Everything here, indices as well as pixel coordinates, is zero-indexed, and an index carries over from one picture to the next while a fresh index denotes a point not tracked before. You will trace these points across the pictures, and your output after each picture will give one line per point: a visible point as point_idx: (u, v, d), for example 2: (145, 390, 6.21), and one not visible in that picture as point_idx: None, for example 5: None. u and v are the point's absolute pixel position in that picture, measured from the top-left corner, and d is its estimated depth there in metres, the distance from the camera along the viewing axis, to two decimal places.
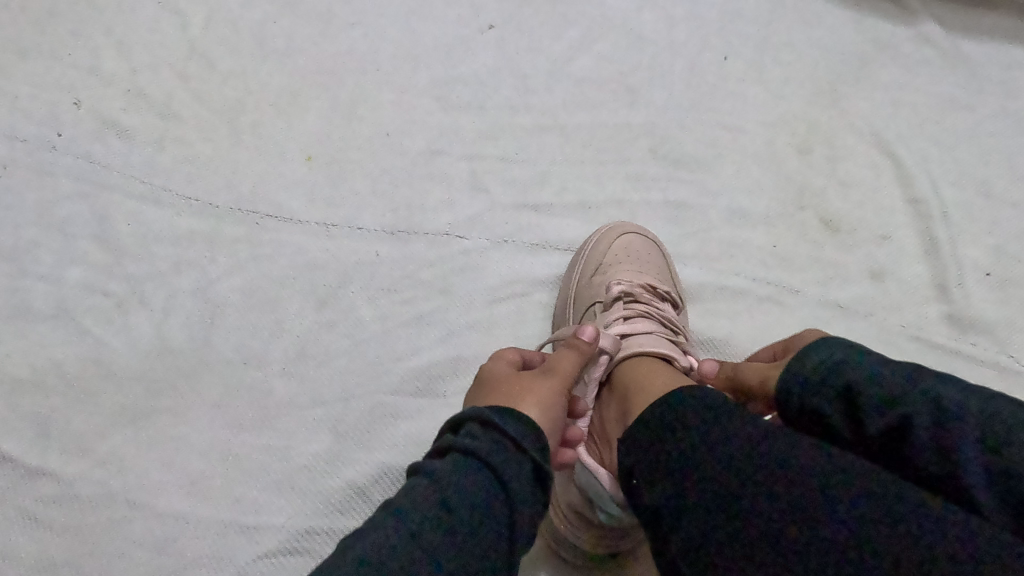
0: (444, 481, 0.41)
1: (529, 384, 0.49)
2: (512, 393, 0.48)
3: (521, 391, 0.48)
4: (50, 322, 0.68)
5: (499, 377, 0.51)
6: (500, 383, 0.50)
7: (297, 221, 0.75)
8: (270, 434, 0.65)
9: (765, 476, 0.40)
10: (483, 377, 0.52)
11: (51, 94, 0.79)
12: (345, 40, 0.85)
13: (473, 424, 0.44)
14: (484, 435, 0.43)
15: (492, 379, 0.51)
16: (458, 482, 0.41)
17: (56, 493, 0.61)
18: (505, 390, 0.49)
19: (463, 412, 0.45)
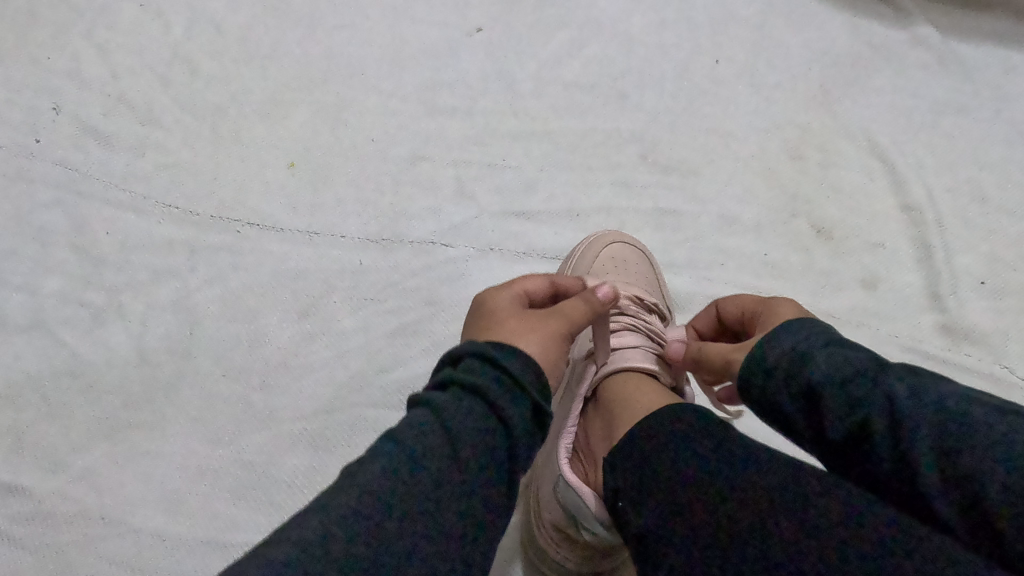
0: (446, 417, 0.37)
1: (533, 322, 0.45)
2: (513, 329, 0.44)
3: (523, 330, 0.44)
4: (25, 334, 0.67)
5: (500, 312, 0.47)
6: (500, 318, 0.46)
7: (280, 229, 0.73)
8: (249, 448, 0.63)
9: (749, 500, 0.39)
10: (485, 308, 0.48)
11: (29, 99, 0.77)
12: (329, 43, 0.83)
13: (472, 359, 0.40)
14: (485, 371, 0.39)
15: (492, 314, 0.47)
16: (461, 418, 0.37)
17: (29, 510, 0.59)
18: (505, 326, 0.45)
19: (460, 347, 0.41)
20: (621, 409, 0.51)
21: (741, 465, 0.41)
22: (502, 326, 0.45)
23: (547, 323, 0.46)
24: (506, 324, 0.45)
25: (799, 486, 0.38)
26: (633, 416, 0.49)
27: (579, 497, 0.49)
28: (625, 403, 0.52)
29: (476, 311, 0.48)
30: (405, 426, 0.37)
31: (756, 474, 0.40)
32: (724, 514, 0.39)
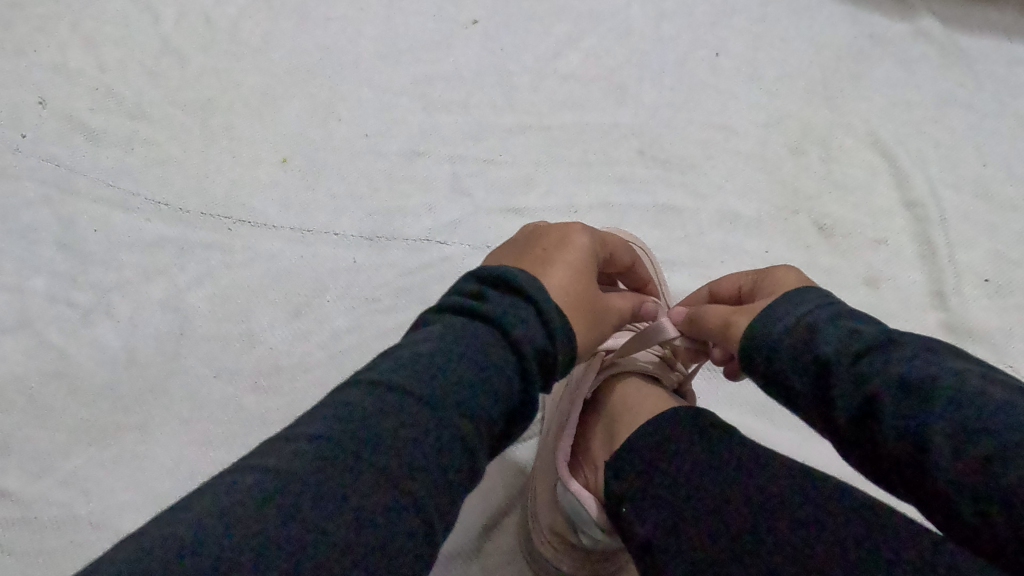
0: (464, 350, 0.38)
1: (575, 272, 0.46)
2: (552, 269, 0.45)
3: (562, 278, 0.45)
4: (11, 334, 0.65)
5: (556, 251, 0.47)
6: (553, 254, 0.46)
7: (271, 226, 0.72)
8: (241, 451, 0.62)
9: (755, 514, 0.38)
10: (556, 240, 0.48)
11: (15, 93, 0.76)
12: (322, 36, 0.81)
13: (517, 299, 0.40)
14: (524, 316, 0.40)
15: (552, 247, 0.47)
16: (476, 354, 0.38)
17: (15, 515, 0.58)
18: (551, 265, 0.45)
19: (508, 280, 0.41)
20: (623, 412, 0.50)
21: (746, 478, 0.40)
22: (547, 263, 0.45)
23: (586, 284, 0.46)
24: (553, 262, 0.46)
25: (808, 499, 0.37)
26: (636, 418, 0.48)
27: (578, 502, 0.48)
28: (627, 405, 0.50)
29: (544, 236, 0.49)
30: (423, 341, 0.39)
31: (761, 487, 0.39)
32: (731, 528, 0.38)
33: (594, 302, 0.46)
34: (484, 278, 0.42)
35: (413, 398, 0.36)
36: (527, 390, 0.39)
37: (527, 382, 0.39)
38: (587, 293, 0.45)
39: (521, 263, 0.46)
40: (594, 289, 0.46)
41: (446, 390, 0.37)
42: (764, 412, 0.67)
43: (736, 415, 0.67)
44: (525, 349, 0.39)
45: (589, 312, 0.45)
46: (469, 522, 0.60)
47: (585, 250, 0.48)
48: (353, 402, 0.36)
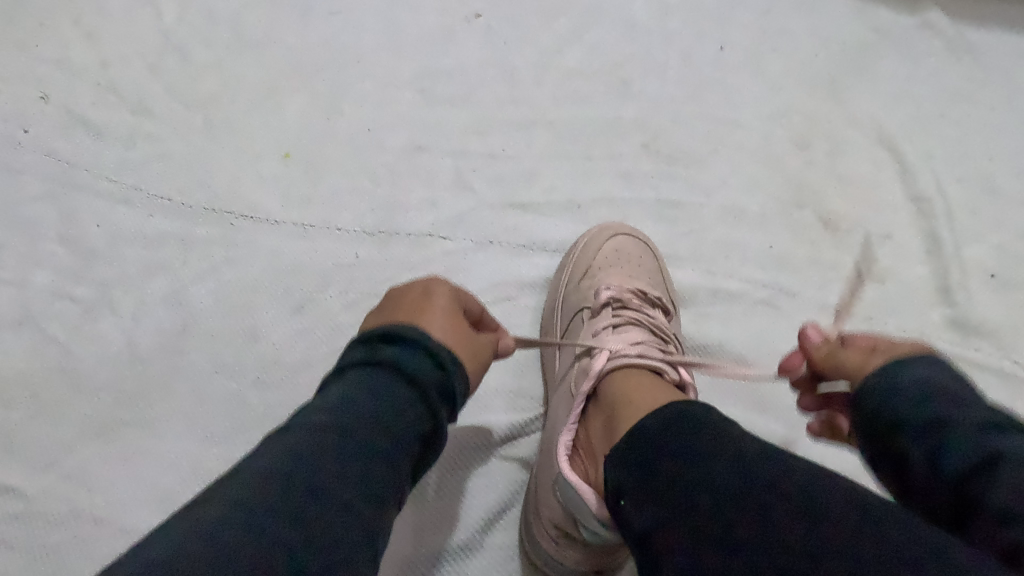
0: (376, 391, 0.41)
1: (449, 319, 0.49)
2: (432, 320, 0.48)
3: (443, 324, 0.48)
4: (14, 330, 0.65)
5: (426, 303, 0.50)
6: (424, 306, 0.49)
7: (273, 222, 0.72)
8: (244, 446, 0.62)
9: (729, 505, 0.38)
10: (420, 293, 0.51)
11: (18, 88, 0.75)
12: (325, 30, 0.81)
13: (409, 346, 0.44)
14: (420, 360, 0.44)
15: (424, 300, 0.50)
16: (391, 393, 0.41)
17: (17, 509, 0.58)
18: (429, 318, 0.48)
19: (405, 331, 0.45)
20: (621, 405, 0.50)
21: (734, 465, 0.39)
22: (420, 315, 0.48)
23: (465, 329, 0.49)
24: (427, 313, 0.49)
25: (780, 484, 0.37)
26: (634, 412, 0.48)
27: (581, 498, 0.48)
28: (626, 398, 0.50)
29: (404, 291, 0.52)
30: (336, 391, 0.42)
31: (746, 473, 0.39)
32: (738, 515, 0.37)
33: (475, 341, 0.49)
34: (372, 337, 0.45)
35: (352, 437, 0.38)
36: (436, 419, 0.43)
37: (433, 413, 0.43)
38: (468, 338, 0.49)
39: (395, 318, 0.48)
40: (467, 329, 0.50)
41: (383, 428, 0.40)
42: (767, 408, 0.67)
43: (740, 412, 0.66)
44: (428, 387, 0.43)
45: (474, 349, 0.49)
46: (472, 518, 0.60)
47: (447, 295, 0.51)
48: (299, 437, 0.38)
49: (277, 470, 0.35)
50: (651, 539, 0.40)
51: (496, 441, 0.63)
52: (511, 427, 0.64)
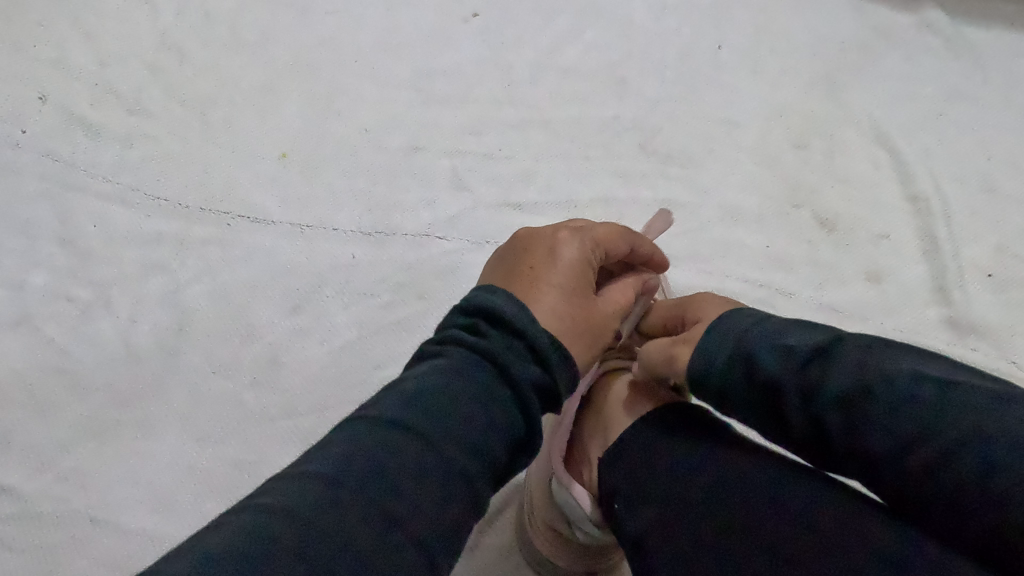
0: (452, 381, 0.38)
1: (564, 294, 0.45)
2: (543, 295, 0.45)
3: (554, 305, 0.44)
4: (11, 330, 0.65)
5: (542, 272, 0.47)
6: (541, 277, 0.46)
7: (270, 222, 0.72)
8: (240, 447, 0.62)
9: (703, 524, 0.38)
10: (542, 253, 0.48)
11: (16, 88, 0.75)
12: (323, 30, 0.81)
13: (508, 331, 0.40)
14: (515, 348, 0.40)
15: (540, 268, 0.47)
16: (474, 385, 0.38)
17: (14, 510, 0.58)
18: (538, 291, 0.45)
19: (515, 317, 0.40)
20: (616, 407, 0.49)
21: (697, 481, 0.40)
22: (534, 287, 0.45)
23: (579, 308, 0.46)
24: (541, 287, 0.45)
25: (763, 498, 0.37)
26: (628, 414, 0.48)
27: (575, 499, 0.48)
28: (621, 401, 0.50)
29: (530, 250, 0.49)
30: (418, 376, 0.39)
31: (719, 490, 0.39)
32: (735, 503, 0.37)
33: (588, 320, 0.46)
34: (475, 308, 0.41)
35: (418, 434, 0.36)
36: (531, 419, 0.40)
37: (524, 402, 0.39)
38: (580, 316, 0.45)
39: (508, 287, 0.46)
40: (590, 304, 0.47)
41: (450, 422, 0.37)
42: None
43: None
44: (518, 378, 0.39)
45: (586, 331, 0.45)
46: None
47: (571, 263, 0.47)
48: (372, 440, 0.35)
49: (340, 474, 0.33)
50: (643, 540, 0.40)
51: None
52: None
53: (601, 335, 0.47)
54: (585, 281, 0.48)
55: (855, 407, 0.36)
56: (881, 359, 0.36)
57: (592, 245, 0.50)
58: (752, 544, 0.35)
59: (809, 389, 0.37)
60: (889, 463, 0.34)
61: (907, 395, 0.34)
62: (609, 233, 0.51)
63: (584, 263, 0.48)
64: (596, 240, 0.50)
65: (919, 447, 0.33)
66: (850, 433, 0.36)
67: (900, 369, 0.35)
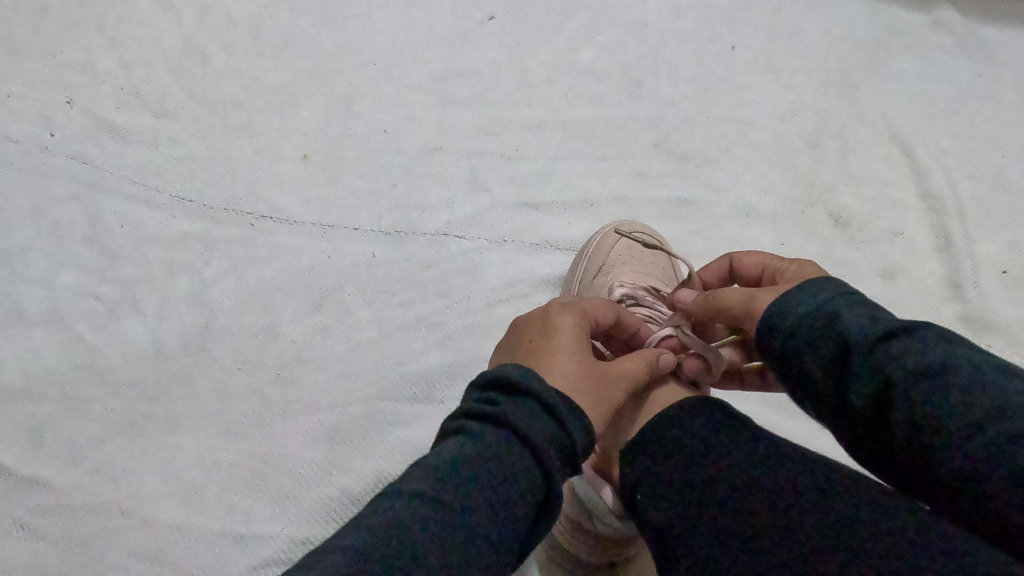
0: (468, 451, 0.37)
1: (572, 355, 0.44)
2: (550, 361, 0.43)
3: (569, 369, 0.43)
4: (43, 328, 0.67)
5: (544, 341, 0.45)
6: (542, 346, 0.44)
7: (293, 222, 0.73)
8: (265, 442, 0.64)
9: (720, 510, 0.39)
10: (539, 325, 0.46)
11: (44, 93, 0.77)
12: (342, 33, 0.83)
13: (522, 399, 0.39)
14: (535, 413, 0.38)
15: (538, 338, 0.45)
16: (489, 448, 0.37)
17: (49, 502, 0.60)
18: (554, 357, 0.43)
19: (522, 381, 0.39)
20: (635, 400, 0.50)
21: (721, 463, 0.41)
22: (538, 355, 0.44)
23: (594, 370, 0.44)
24: (546, 353, 0.44)
25: (783, 485, 0.38)
26: (648, 407, 0.48)
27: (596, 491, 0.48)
28: (639, 395, 0.51)
29: (527, 326, 0.47)
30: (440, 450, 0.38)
31: (741, 474, 0.40)
32: (763, 485, 0.39)
33: (604, 376, 0.44)
34: (484, 382, 0.40)
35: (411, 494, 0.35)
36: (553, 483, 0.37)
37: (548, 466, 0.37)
38: (597, 373, 0.44)
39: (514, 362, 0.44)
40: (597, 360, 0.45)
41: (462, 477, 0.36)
42: (778, 404, 0.68)
43: (752, 407, 0.67)
44: (541, 445, 0.37)
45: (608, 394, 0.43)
46: None
47: (571, 327, 0.46)
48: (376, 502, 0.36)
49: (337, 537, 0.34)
50: (666, 529, 0.41)
51: None
52: None
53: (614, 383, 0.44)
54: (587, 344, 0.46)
55: (891, 399, 0.36)
56: (926, 351, 0.36)
57: (583, 313, 0.48)
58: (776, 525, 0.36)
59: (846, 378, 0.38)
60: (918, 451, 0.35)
61: (945, 389, 0.34)
62: (597, 304, 0.50)
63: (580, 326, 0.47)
64: (585, 310, 0.49)
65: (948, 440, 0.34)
66: (885, 418, 0.36)
67: (941, 362, 0.35)
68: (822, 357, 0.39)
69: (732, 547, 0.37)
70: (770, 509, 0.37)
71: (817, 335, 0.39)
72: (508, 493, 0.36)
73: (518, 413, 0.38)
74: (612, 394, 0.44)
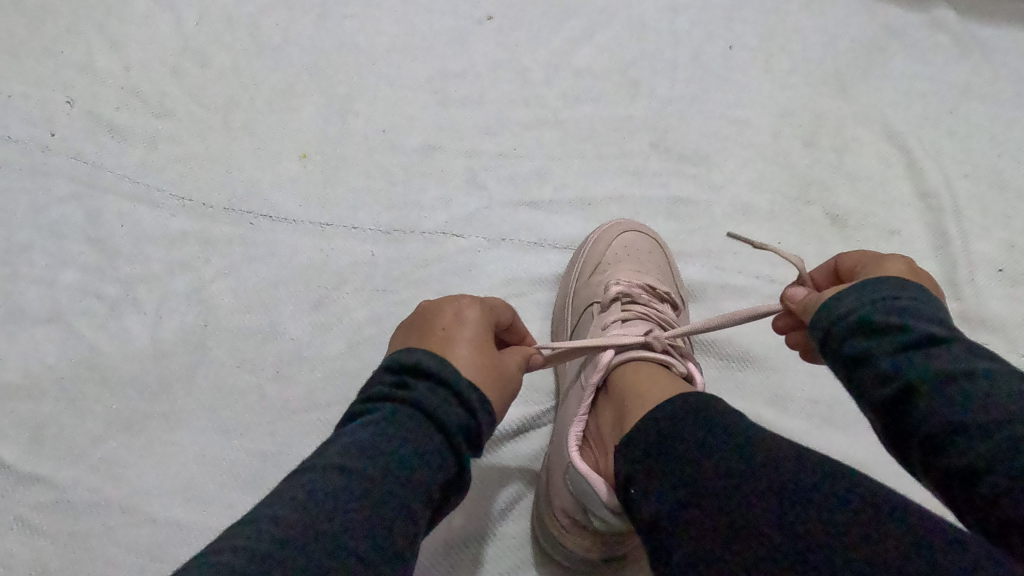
0: (384, 435, 0.39)
1: (480, 345, 0.46)
2: (461, 349, 0.45)
3: (480, 357, 0.45)
4: (43, 326, 0.67)
5: (455, 331, 0.47)
6: (453, 336, 0.46)
7: (292, 221, 0.74)
8: (264, 440, 0.64)
9: (712, 503, 0.39)
10: (447, 316, 0.48)
11: (45, 93, 0.78)
12: (341, 33, 0.83)
13: (440, 387, 0.42)
14: (446, 397, 0.41)
15: (450, 326, 0.47)
16: (410, 431, 0.40)
17: (49, 498, 0.60)
18: (462, 345, 0.45)
19: (433, 368, 0.42)
20: (630, 397, 0.51)
21: (712, 455, 0.41)
22: (450, 343, 0.45)
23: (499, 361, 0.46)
24: (457, 341, 0.46)
25: (774, 479, 0.38)
26: (644, 403, 0.49)
27: (591, 487, 0.49)
28: (634, 392, 0.51)
29: (434, 315, 0.48)
30: (357, 432, 0.40)
31: (734, 467, 0.40)
32: (753, 479, 0.39)
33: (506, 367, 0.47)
34: (399, 370, 0.42)
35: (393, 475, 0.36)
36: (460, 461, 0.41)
37: (457, 448, 0.41)
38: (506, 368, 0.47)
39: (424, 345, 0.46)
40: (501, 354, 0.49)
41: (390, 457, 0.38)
42: (775, 401, 0.68)
43: (748, 405, 0.68)
44: (452, 428, 0.41)
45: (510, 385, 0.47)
46: (488, 507, 0.62)
47: (477, 319, 0.48)
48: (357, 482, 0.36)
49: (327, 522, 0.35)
50: (660, 525, 0.41)
51: (506, 433, 0.65)
52: (523, 421, 0.66)
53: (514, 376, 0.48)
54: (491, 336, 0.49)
55: (911, 398, 0.37)
56: None
57: (488, 308, 0.51)
58: (765, 519, 0.37)
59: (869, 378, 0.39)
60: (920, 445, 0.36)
61: None
62: (501, 303, 0.53)
63: (485, 319, 0.50)
64: (493, 306, 0.51)
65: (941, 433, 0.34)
66: (904, 416, 0.37)
67: (957, 366, 0.36)
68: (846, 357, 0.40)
69: (724, 541, 0.37)
70: (760, 505, 0.38)
71: (844, 337, 0.40)
72: (435, 474, 0.40)
73: (427, 398, 0.41)
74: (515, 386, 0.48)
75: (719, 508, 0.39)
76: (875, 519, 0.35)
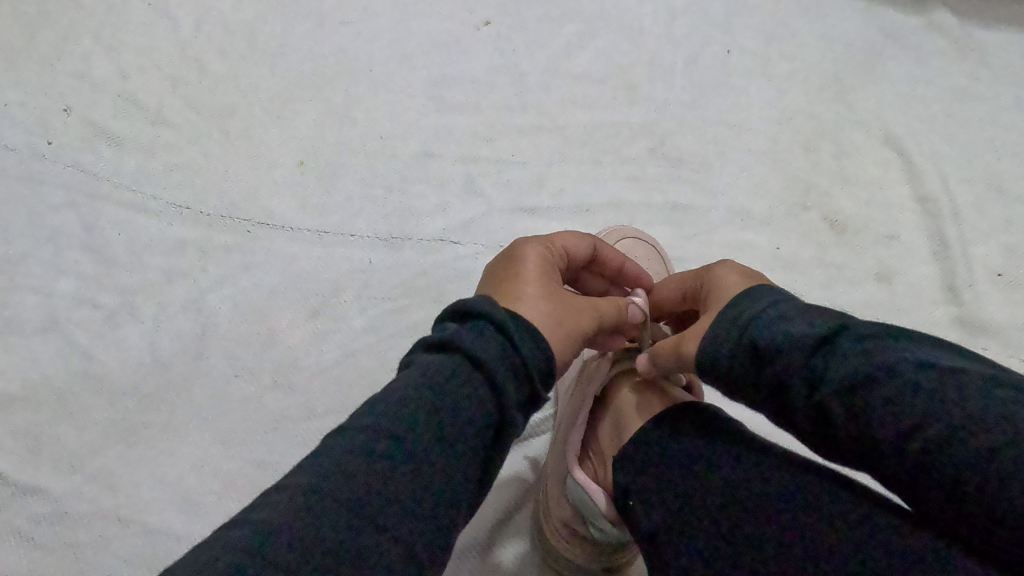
0: (413, 385, 0.40)
1: (536, 282, 0.48)
2: (517, 287, 0.47)
3: (536, 292, 0.47)
4: (40, 336, 0.67)
5: (513, 271, 0.49)
6: (508, 277, 0.48)
7: (289, 228, 0.73)
8: (263, 450, 0.64)
9: (708, 516, 0.39)
10: (508, 257, 0.51)
11: (41, 101, 0.77)
12: (338, 39, 0.83)
13: (470, 321, 0.42)
14: (482, 331, 0.41)
15: (512, 265, 0.50)
16: (440, 377, 0.40)
17: (45, 511, 0.60)
18: (519, 283, 0.48)
19: (470, 304, 0.42)
20: (628, 412, 0.50)
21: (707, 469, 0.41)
22: (508, 283, 0.48)
23: (555, 293, 0.47)
24: (514, 281, 0.48)
25: (772, 491, 0.38)
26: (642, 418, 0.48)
27: (591, 499, 0.48)
28: (631, 406, 0.50)
29: (499, 262, 0.51)
30: (393, 385, 0.41)
31: (729, 480, 0.40)
32: (750, 491, 0.39)
33: (564, 298, 0.48)
34: (446, 315, 0.43)
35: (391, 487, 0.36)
36: (503, 402, 0.41)
37: (495, 384, 0.40)
38: (558, 293, 0.47)
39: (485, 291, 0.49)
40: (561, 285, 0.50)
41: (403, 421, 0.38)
42: None
43: (748, 411, 0.68)
44: (488, 361, 0.40)
45: (570, 316, 0.47)
46: (482, 519, 0.62)
47: (535, 258, 0.50)
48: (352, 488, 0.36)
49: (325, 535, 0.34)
50: (657, 538, 0.41)
51: None
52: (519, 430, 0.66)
53: (578, 305, 0.48)
54: (551, 272, 0.50)
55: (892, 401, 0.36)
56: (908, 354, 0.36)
57: (550, 246, 0.52)
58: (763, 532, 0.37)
59: (809, 380, 0.38)
60: (896, 456, 0.35)
61: (939, 386, 0.34)
62: (567, 238, 0.54)
63: (546, 257, 0.51)
64: (555, 243, 0.53)
65: (923, 442, 0.34)
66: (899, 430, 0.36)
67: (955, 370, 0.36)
68: (796, 363, 0.38)
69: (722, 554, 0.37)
70: (758, 518, 0.37)
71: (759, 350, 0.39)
72: (448, 419, 0.39)
73: (462, 335, 0.41)
74: (578, 315, 0.48)
75: (716, 521, 0.39)
76: (873, 535, 0.34)
